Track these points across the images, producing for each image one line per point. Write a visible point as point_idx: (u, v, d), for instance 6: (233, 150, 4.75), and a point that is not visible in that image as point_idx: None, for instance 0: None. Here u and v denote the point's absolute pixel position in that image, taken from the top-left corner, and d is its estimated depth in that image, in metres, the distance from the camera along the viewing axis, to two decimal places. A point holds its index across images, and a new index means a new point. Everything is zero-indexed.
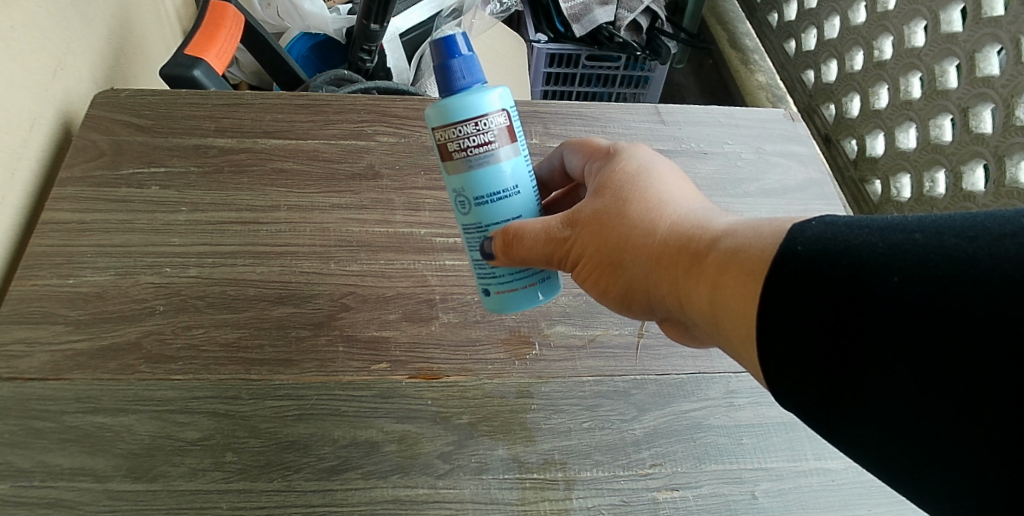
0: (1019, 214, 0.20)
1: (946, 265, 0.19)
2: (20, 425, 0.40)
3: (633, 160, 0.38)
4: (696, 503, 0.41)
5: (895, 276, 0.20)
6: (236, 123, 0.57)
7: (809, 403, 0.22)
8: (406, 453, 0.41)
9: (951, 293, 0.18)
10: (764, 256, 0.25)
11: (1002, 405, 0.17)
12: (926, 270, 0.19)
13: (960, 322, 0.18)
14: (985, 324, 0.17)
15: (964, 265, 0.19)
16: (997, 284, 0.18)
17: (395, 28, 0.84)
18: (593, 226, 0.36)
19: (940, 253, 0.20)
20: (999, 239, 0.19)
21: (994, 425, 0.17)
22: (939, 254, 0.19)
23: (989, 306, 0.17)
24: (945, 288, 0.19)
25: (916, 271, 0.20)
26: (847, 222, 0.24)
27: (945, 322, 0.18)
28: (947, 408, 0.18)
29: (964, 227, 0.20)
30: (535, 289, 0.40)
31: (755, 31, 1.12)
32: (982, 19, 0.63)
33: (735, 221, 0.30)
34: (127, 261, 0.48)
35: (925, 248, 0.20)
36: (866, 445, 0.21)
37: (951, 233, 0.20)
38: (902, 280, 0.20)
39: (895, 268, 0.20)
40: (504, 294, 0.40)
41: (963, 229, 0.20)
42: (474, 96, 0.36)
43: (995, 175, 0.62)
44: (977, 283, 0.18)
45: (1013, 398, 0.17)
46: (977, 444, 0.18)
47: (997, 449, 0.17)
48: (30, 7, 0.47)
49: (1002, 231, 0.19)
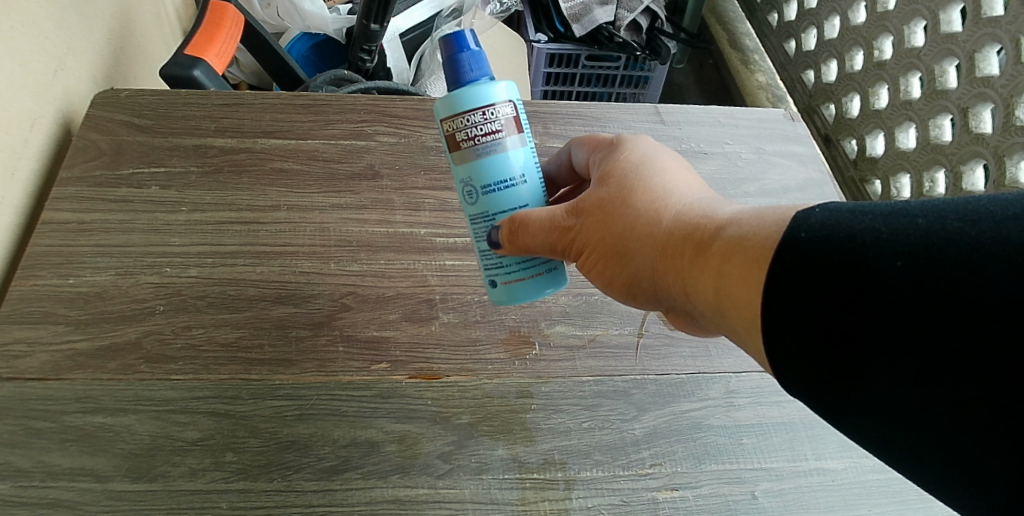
0: (1022, 197, 0.20)
1: (949, 249, 0.19)
2: (20, 425, 0.40)
3: (635, 151, 0.38)
4: (696, 503, 0.41)
5: (899, 260, 0.20)
6: (236, 123, 0.57)
7: (817, 388, 0.23)
8: (406, 453, 0.41)
9: (955, 276, 0.18)
10: (768, 244, 0.25)
11: (1008, 387, 0.17)
12: (929, 254, 0.19)
13: (963, 305, 0.18)
14: (989, 307, 0.17)
15: (968, 249, 0.19)
16: (999, 266, 0.18)
17: (395, 28, 0.84)
18: (597, 218, 0.36)
19: (943, 237, 0.20)
20: (1002, 223, 0.19)
21: (998, 408, 0.17)
22: (941, 238, 0.19)
23: (994, 291, 0.17)
24: (948, 273, 0.19)
25: (918, 255, 0.20)
26: (850, 208, 0.24)
27: (951, 305, 0.18)
28: (951, 390, 0.18)
29: (967, 211, 0.20)
30: (542, 280, 0.40)
31: (755, 31, 1.12)
32: (982, 19, 0.64)
33: (738, 210, 0.30)
34: (127, 261, 0.48)
35: (928, 233, 0.20)
36: (873, 429, 0.21)
37: (954, 217, 0.20)
38: (906, 265, 0.20)
39: (898, 252, 0.20)
40: (511, 285, 0.39)
41: (965, 213, 0.20)
42: (482, 87, 0.36)
43: (995, 174, 0.62)
44: (980, 267, 0.18)
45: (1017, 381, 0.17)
46: (981, 425, 0.18)
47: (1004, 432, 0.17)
48: (30, 6, 0.47)
49: (1005, 215, 0.19)
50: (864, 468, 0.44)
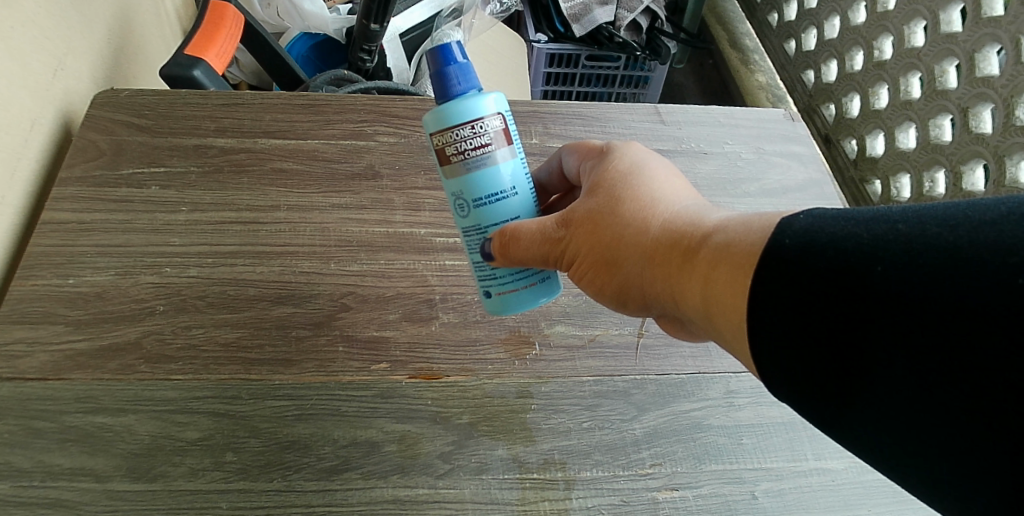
0: (1001, 200, 0.20)
1: (930, 254, 0.19)
2: (20, 425, 0.40)
3: (625, 158, 0.38)
4: (696, 503, 0.41)
5: (879, 265, 0.20)
6: (236, 123, 0.57)
7: (807, 398, 0.22)
8: (406, 453, 0.41)
9: (934, 280, 0.18)
10: (754, 250, 0.25)
11: (997, 391, 0.17)
12: (909, 259, 0.19)
13: (944, 309, 0.18)
14: (973, 310, 0.17)
15: (947, 254, 0.19)
16: (979, 268, 0.17)
17: (395, 28, 0.83)
18: (589, 226, 0.36)
19: (923, 242, 0.20)
20: (982, 226, 0.19)
21: (985, 411, 0.17)
22: (921, 243, 0.20)
23: (975, 294, 0.17)
24: (928, 277, 0.19)
25: (899, 260, 0.20)
26: (834, 214, 0.24)
27: (933, 311, 0.18)
28: (940, 395, 0.18)
29: (946, 216, 0.20)
30: (536, 290, 0.40)
31: (755, 31, 1.12)
32: (982, 19, 0.64)
33: (726, 217, 0.30)
34: (127, 261, 0.48)
35: (909, 237, 0.20)
36: (864, 439, 0.21)
37: (935, 222, 0.20)
38: (887, 270, 0.20)
39: (879, 257, 0.20)
40: (505, 295, 0.39)
41: (945, 219, 0.20)
42: (471, 100, 0.36)
43: (995, 174, 0.62)
44: (960, 271, 0.18)
45: (1000, 383, 0.16)
46: (971, 429, 0.17)
47: (995, 436, 0.17)
48: (30, 6, 0.47)
49: (984, 219, 0.19)
50: (864, 469, 0.44)
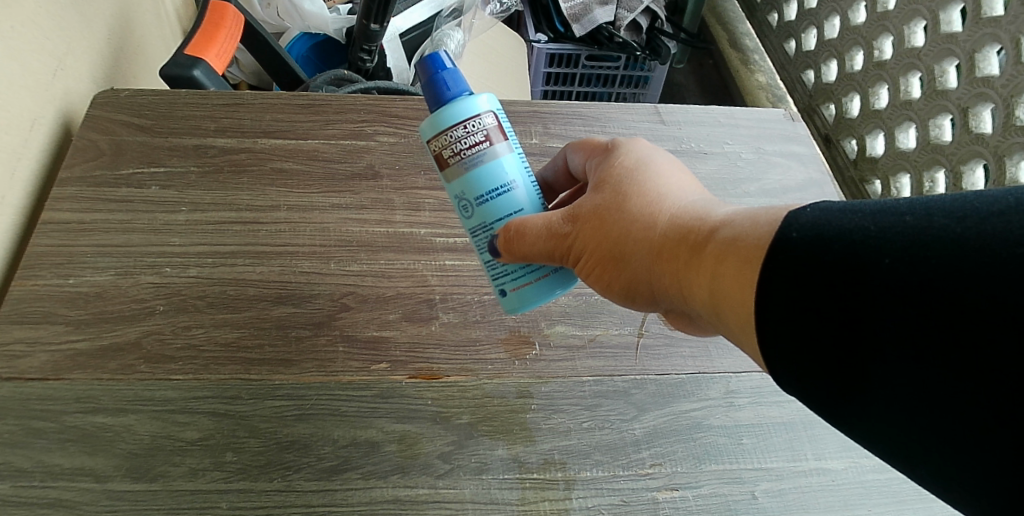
0: (1007, 192, 0.20)
1: (937, 245, 0.19)
2: (20, 425, 0.40)
3: (630, 154, 0.38)
4: (696, 503, 0.41)
5: (886, 257, 0.20)
6: (236, 123, 0.57)
7: (816, 390, 0.22)
8: (406, 453, 0.41)
9: (942, 271, 0.18)
10: (762, 243, 0.25)
11: (1005, 380, 0.17)
12: (916, 251, 0.19)
13: (951, 300, 0.18)
14: (980, 300, 0.17)
15: (953, 245, 0.19)
16: (985, 260, 0.18)
17: (395, 28, 0.83)
18: (594, 222, 0.35)
19: (930, 234, 0.20)
20: (988, 218, 0.19)
21: (993, 400, 0.17)
22: (928, 234, 0.19)
23: (981, 284, 0.17)
24: (935, 268, 0.19)
25: (907, 252, 0.20)
26: (841, 207, 0.24)
27: (940, 302, 0.18)
28: (948, 386, 0.18)
29: (953, 208, 0.20)
30: (549, 281, 0.39)
31: (755, 31, 1.12)
32: (982, 19, 0.64)
33: (732, 212, 0.30)
34: (127, 261, 0.48)
35: (916, 229, 0.20)
36: (873, 430, 0.21)
37: (941, 214, 0.20)
38: (894, 262, 0.20)
39: (886, 249, 0.20)
40: (521, 290, 0.39)
41: (952, 210, 0.20)
42: (462, 101, 0.36)
43: (995, 174, 0.62)
44: (967, 261, 0.18)
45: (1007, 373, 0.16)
46: (978, 419, 0.17)
47: (1003, 426, 0.17)
48: (30, 6, 0.47)
49: (990, 210, 0.19)
50: (865, 468, 0.44)
